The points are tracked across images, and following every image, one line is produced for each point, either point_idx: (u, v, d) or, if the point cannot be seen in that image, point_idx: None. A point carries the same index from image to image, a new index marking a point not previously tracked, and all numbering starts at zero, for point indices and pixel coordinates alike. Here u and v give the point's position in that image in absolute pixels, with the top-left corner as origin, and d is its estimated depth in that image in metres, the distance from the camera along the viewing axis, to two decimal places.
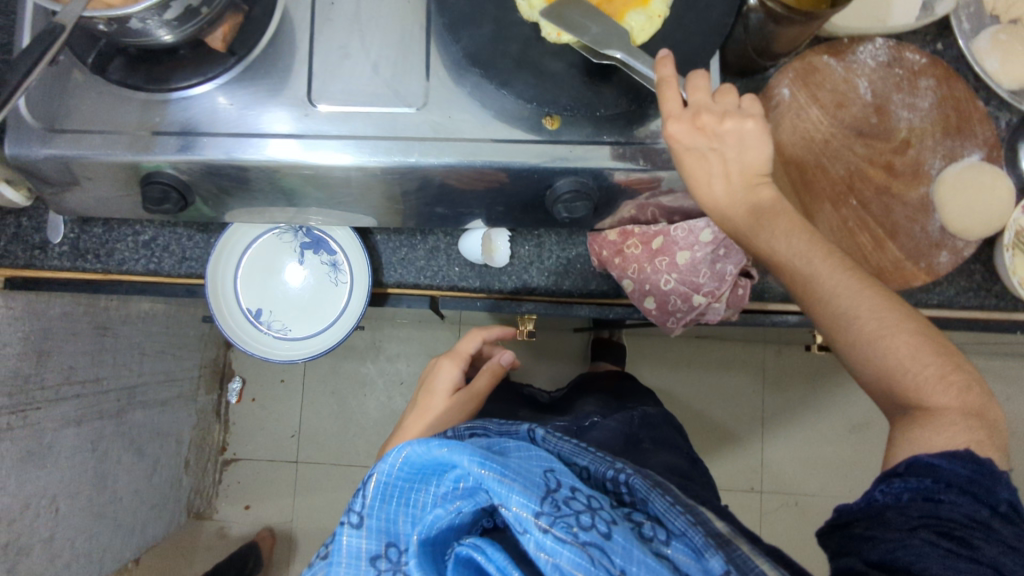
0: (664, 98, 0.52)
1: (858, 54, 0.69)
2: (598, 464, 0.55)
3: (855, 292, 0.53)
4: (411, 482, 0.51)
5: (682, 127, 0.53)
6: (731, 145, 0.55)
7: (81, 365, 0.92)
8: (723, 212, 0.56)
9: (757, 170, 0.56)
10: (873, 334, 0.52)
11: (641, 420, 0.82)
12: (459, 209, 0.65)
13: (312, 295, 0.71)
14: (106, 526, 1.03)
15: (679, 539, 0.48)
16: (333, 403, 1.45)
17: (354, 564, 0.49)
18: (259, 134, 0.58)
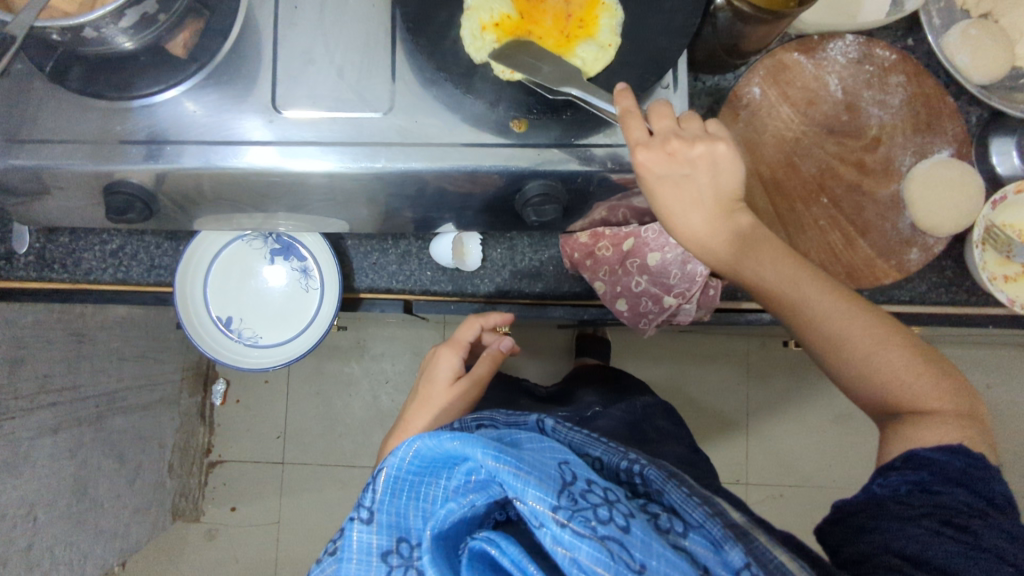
0: (629, 127, 0.50)
1: (829, 51, 0.68)
2: (611, 454, 0.54)
3: (841, 312, 0.54)
4: (421, 476, 0.50)
5: (651, 155, 0.51)
6: (704, 170, 0.53)
7: (56, 373, 0.92)
8: (703, 242, 0.55)
9: (732, 196, 0.54)
10: (860, 352, 0.53)
11: (643, 410, 0.82)
12: (429, 213, 0.64)
13: (283, 302, 0.70)
14: (87, 533, 1.03)
15: (696, 531, 0.47)
16: (318, 403, 1.44)
17: (364, 560, 0.48)
18: (225, 141, 0.58)
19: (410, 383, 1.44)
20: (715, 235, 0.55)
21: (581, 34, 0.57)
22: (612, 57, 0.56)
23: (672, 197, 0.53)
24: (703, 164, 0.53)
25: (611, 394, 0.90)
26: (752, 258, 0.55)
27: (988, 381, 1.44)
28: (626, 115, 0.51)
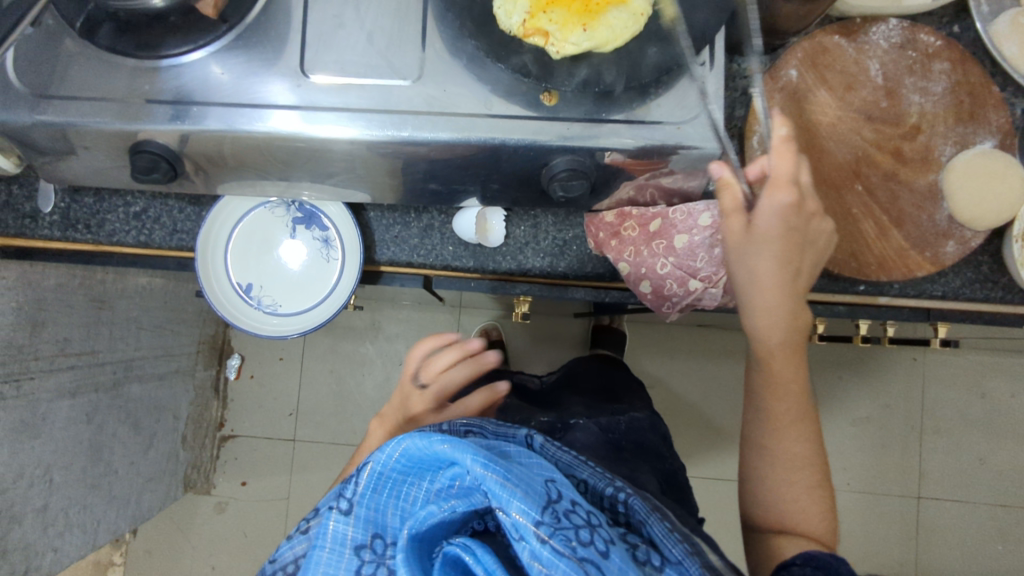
0: (783, 163, 0.55)
1: (871, 35, 0.66)
2: (598, 479, 0.53)
3: (798, 429, 0.59)
4: (405, 474, 0.49)
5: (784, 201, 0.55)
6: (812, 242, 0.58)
7: (76, 337, 0.92)
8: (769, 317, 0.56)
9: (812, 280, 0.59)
10: (791, 472, 0.58)
11: (626, 426, 0.80)
12: (453, 185, 0.63)
13: (301, 273, 0.69)
14: (101, 498, 1.04)
15: (673, 566, 0.47)
16: (331, 383, 1.45)
17: (337, 551, 0.47)
18: (250, 103, 0.57)
19: None
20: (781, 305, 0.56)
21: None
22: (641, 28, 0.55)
23: (762, 239, 0.56)
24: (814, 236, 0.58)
25: (602, 405, 0.88)
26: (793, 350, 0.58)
27: (1013, 389, 1.41)
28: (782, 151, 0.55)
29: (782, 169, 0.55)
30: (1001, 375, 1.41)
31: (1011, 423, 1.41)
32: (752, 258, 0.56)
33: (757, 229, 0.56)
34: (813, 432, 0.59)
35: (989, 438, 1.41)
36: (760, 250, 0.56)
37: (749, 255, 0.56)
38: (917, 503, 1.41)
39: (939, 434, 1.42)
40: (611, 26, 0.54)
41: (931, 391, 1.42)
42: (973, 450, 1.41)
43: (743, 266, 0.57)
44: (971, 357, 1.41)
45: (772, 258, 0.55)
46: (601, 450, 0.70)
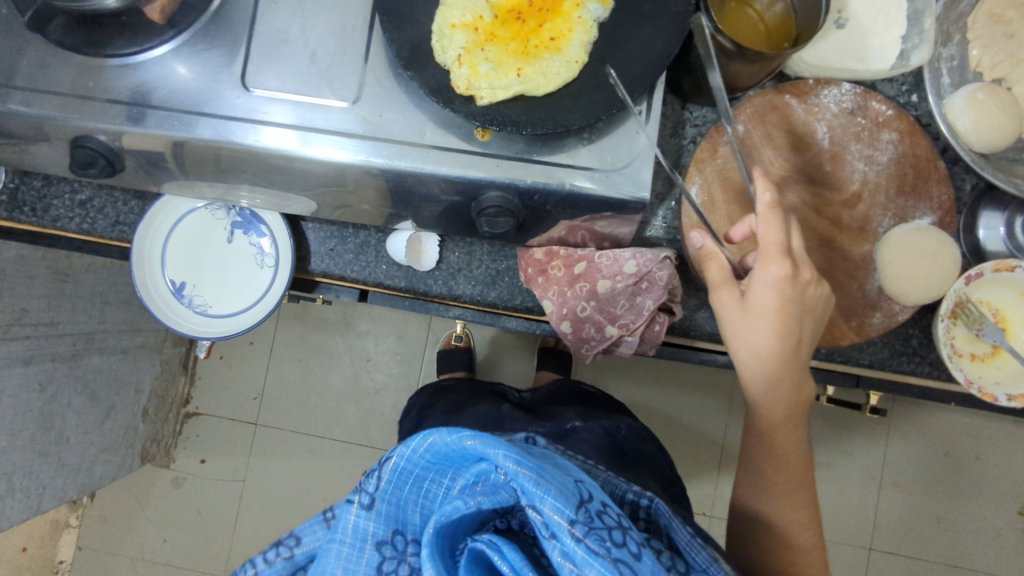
0: (767, 234, 0.56)
1: (822, 97, 0.66)
2: (613, 483, 0.56)
3: (794, 494, 0.62)
4: (428, 471, 0.50)
5: (779, 267, 0.55)
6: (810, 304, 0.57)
7: (34, 308, 0.94)
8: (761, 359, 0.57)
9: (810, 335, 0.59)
10: (784, 498, 0.62)
11: (627, 431, 0.79)
12: (386, 208, 0.64)
13: (236, 275, 0.71)
14: (48, 464, 1.06)
15: (698, 573, 0.49)
16: (298, 372, 1.46)
17: (356, 545, 0.46)
18: (207, 112, 0.57)
19: (389, 365, 1.45)
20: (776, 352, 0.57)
21: (549, 46, 0.55)
22: (576, 74, 0.55)
23: (760, 313, 0.56)
24: (815, 300, 0.57)
25: (596, 411, 0.86)
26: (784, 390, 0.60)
27: (977, 449, 1.39)
28: (768, 221, 0.56)
29: (772, 240, 0.56)
30: (967, 434, 1.39)
31: (975, 484, 1.39)
32: (750, 334, 0.57)
33: (751, 304, 0.56)
34: (804, 465, 0.63)
35: (948, 496, 1.40)
36: (757, 323, 0.56)
37: (750, 331, 0.57)
38: (868, 553, 1.40)
39: (898, 488, 1.41)
40: (543, 71, 0.55)
41: (896, 444, 1.41)
42: (930, 506, 1.40)
43: (744, 344, 0.57)
44: (939, 414, 1.40)
45: (771, 334, 0.56)
46: (604, 452, 0.70)
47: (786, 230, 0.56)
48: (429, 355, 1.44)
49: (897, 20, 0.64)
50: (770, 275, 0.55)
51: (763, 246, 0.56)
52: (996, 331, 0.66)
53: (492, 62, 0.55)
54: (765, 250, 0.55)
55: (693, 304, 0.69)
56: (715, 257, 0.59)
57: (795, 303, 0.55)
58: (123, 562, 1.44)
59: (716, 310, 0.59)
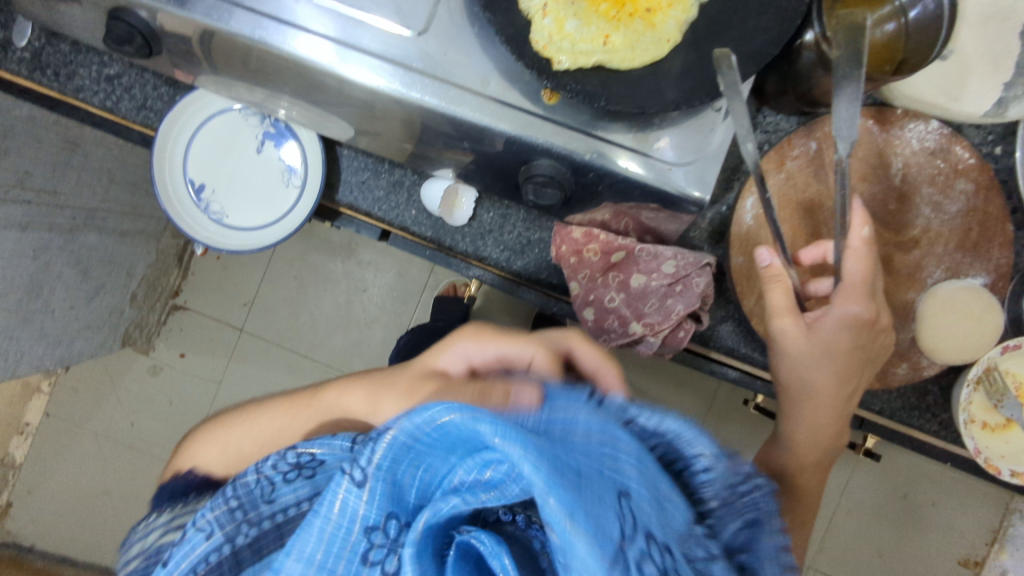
0: (847, 269, 0.56)
1: (905, 130, 0.62)
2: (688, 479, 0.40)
3: (794, 530, 0.61)
4: (434, 447, 0.41)
5: (854, 306, 0.56)
6: (868, 352, 0.58)
7: (38, 173, 0.90)
8: (801, 381, 0.59)
9: (854, 383, 0.60)
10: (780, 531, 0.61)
11: None
12: (429, 152, 0.61)
13: (258, 190, 0.68)
14: (30, 331, 1.02)
15: None
16: (293, 287, 1.44)
17: (343, 526, 0.40)
18: (255, 9, 0.52)
19: (385, 299, 1.43)
20: (820, 380, 0.59)
21: (643, 20, 0.52)
22: (665, 54, 0.51)
23: (822, 344, 0.58)
24: (878, 354, 0.59)
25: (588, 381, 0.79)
26: (812, 421, 0.61)
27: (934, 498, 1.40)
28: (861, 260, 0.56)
29: (854, 277, 0.56)
30: (931, 483, 1.41)
31: (923, 529, 1.41)
32: (806, 364, 0.58)
33: (816, 335, 0.57)
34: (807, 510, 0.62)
35: (897, 536, 1.42)
36: (817, 355, 0.58)
37: (807, 364, 0.58)
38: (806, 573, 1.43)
39: (851, 519, 1.42)
40: (631, 44, 0.51)
41: (862, 480, 1.42)
42: (878, 543, 1.42)
43: (796, 369, 0.59)
44: (909, 458, 1.41)
45: (826, 368, 0.58)
46: None
47: (873, 269, 0.56)
48: (426, 299, 1.42)
49: (1005, 64, 0.59)
50: (847, 313, 0.56)
51: (846, 281, 0.56)
52: (1015, 406, 0.65)
53: (579, 23, 0.51)
54: (847, 288, 0.56)
55: (719, 316, 0.67)
56: (781, 282, 0.57)
57: (858, 344, 0.57)
58: (87, 437, 1.44)
59: (775, 334, 0.58)
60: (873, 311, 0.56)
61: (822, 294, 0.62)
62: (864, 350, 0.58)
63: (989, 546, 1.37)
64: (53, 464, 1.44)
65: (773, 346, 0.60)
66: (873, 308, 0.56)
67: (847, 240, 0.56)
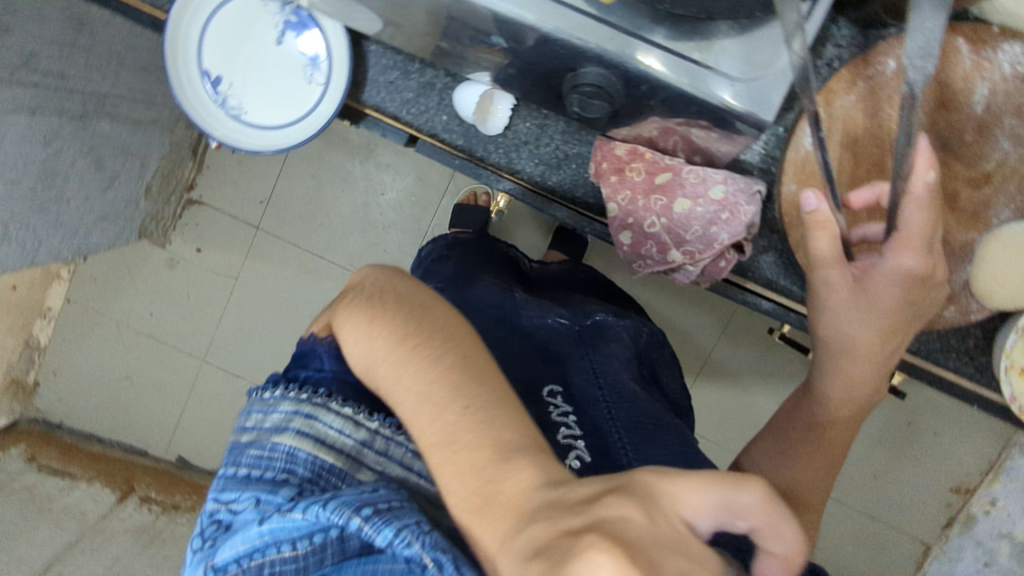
0: (907, 220, 0.53)
1: (999, 52, 0.55)
2: None
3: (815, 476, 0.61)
4: None
5: (910, 260, 0.53)
6: (918, 309, 0.56)
7: (44, 54, 0.85)
8: (847, 338, 0.57)
9: (900, 340, 0.58)
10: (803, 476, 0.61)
11: (648, 336, 0.71)
12: (466, 52, 0.56)
13: (278, 84, 0.63)
14: (46, 220, 1.01)
15: None
16: (310, 187, 1.40)
17: None
18: None
19: (403, 203, 1.39)
20: (866, 338, 0.56)
21: None
22: None
23: (874, 301, 0.55)
24: (927, 310, 0.56)
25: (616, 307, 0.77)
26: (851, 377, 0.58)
27: (938, 428, 1.32)
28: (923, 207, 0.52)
29: (913, 227, 0.53)
30: None
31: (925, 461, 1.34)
32: (854, 320, 0.56)
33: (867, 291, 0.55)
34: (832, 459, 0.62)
35: None
36: (867, 312, 0.56)
37: (851, 320, 0.56)
38: None
39: None
40: None
41: None
42: None
43: (839, 325, 0.57)
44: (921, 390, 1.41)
45: (873, 325, 0.56)
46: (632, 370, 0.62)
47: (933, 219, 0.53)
48: (445, 206, 1.38)
49: None
50: (899, 267, 0.54)
51: (902, 231, 0.53)
52: None
53: None
54: (907, 237, 0.53)
55: (761, 246, 0.64)
56: (826, 229, 0.54)
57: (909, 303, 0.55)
58: (109, 325, 1.47)
59: (817, 286, 0.56)
60: (928, 266, 0.54)
61: (869, 237, 0.59)
62: (913, 310, 0.55)
63: (982, 476, 1.30)
64: (78, 349, 1.47)
65: (815, 298, 0.57)
66: (928, 262, 0.54)
67: (906, 186, 0.52)
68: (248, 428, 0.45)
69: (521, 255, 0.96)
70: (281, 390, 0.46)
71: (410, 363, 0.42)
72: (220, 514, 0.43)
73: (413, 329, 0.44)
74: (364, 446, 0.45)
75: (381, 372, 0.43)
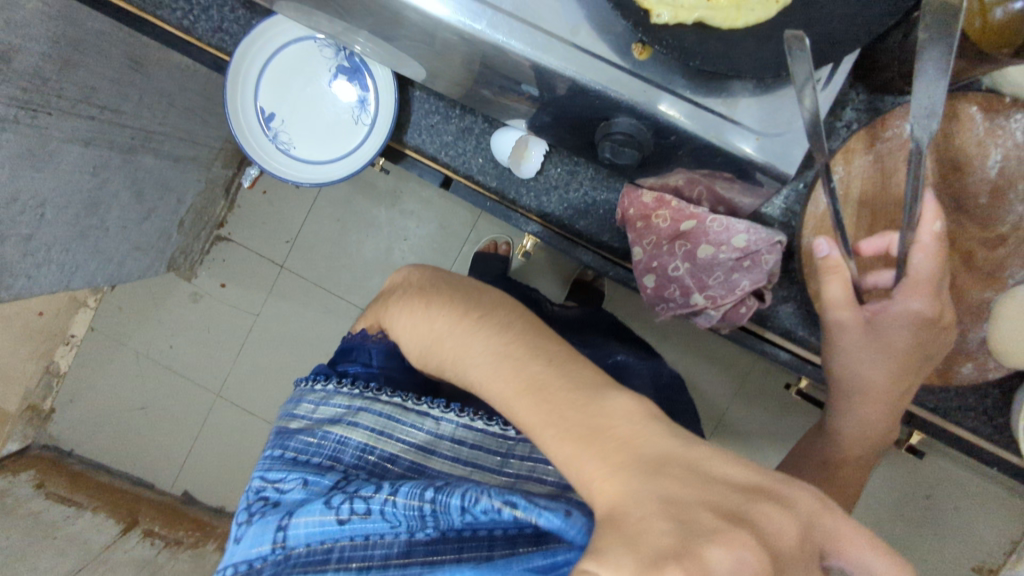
0: (915, 265, 0.54)
1: (1012, 121, 0.57)
2: None
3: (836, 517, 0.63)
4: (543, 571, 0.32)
5: (920, 303, 0.55)
6: (931, 350, 0.57)
7: (103, 90, 0.90)
8: (858, 379, 0.58)
9: (912, 382, 0.59)
10: None
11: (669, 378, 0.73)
12: (505, 101, 0.59)
13: (328, 123, 0.68)
14: (85, 247, 1.05)
15: None
16: (335, 229, 1.44)
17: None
18: None
19: (425, 249, 1.42)
20: (878, 380, 0.58)
21: None
22: (771, 16, 0.47)
23: (884, 345, 0.57)
24: (938, 353, 0.58)
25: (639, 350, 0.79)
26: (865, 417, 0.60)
27: (956, 501, 1.29)
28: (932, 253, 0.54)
29: (925, 272, 0.54)
30: None
31: (942, 535, 1.30)
32: (864, 363, 0.58)
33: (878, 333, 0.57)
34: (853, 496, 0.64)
35: None
36: (877, 354, 0.57)
37: (863, 362, 0.58)
38: None
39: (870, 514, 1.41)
40: (738, 4, 0.47)
41: None
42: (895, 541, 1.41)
43: (850, 367, 0.58)
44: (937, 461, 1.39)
45: (884, 368, 0.57)
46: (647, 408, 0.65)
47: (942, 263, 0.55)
48: (465, 252, 1.41)
49: None
50: (909, 310, 0.55)
51: (912, 276, 0.55)
52: None
53: None
54: (914, 283, 0.55)
55: (780, 296, 0.65)
56: (838, 274, 0.56)
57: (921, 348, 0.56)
58: (128, 354, 1.49)
59: (830, 327, 0.58)
60: (937, 310, 0.55)
61: (881, 285, 0.61)
62: (925, 353, 0.57)
63: (1004, 555, 1.26)
64: (95, 377, 1.49)
65: (828, 341, 0.59)
66: (936, 306, 0.55)
67: (914, 235, 0.54)
68: (299, 418, 0.55)
69: (543, 299, 0.98)
70: (334, 386, 0.56)
71: (478, 331, 0.44)
72: (266, 492, 0.51)
73: (471, 308, 0.47)
74: (417, 441, 0.51)
75: (447, 343, 0.46)
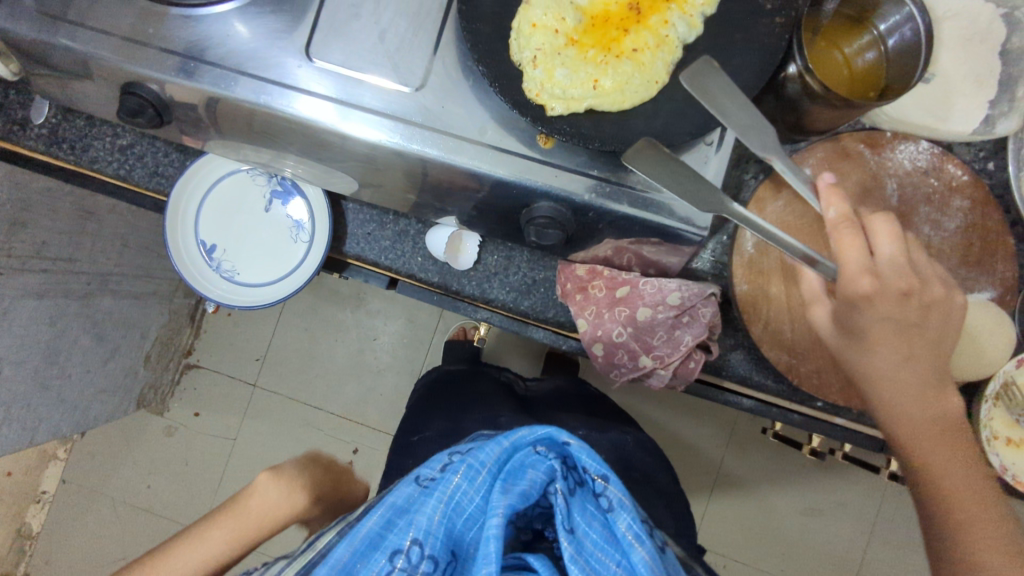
0: (843, 245, 0.53)
1: (896, 152, 0.63)
2: None
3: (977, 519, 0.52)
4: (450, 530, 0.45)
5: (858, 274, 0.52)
6: (907, 309, 0.53)
7: (53, 243, 0.92)
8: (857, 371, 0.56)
9: (911, 347, 0.54)
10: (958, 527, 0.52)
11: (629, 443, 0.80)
12: (433, 201, 0.63)
13: (268, 246, 0.70)
14: (48, 399, 1.04)
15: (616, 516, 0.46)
16: (304, 340, 1.45)
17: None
18: (259, 78, 0.54)
19: (396, 346, 1.43)
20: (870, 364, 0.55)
21: (629, 59, 0.52)
22: (653, 96, 0.52)
23: (853, 328, 0.54)
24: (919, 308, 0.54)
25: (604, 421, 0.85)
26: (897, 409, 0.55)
27: None
28: (841, 226, 0.53)
29: (848, 245, 0.53)
30: None
31: None
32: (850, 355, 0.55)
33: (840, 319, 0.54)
34: (979, 489, 0.53)
35: None
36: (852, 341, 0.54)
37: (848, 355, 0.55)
38: None
39: None
40: (622, 87, 0.51)
41: None
42: None
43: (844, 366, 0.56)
44: None
45: (870, 353, 0.54)
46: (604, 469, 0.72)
47: (860, 232, 0.53)
48: (436, 343, 1.42)
49: (989, 82, 0.61)
50: (852, 284, 0.53)
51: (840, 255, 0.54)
52: None
53: (568, 69, 0.51)
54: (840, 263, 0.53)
55: (728, 344, 0.67)
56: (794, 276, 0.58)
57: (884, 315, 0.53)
58: (102, 502, 1.43)
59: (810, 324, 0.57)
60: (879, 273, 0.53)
61: None
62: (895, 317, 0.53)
63: None
64: (70, 531, 1.43)
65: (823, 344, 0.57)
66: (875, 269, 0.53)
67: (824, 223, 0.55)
68: None
69: (515, 377, 0.99)
70: None
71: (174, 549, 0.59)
72: None
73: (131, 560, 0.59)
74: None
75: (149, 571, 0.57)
